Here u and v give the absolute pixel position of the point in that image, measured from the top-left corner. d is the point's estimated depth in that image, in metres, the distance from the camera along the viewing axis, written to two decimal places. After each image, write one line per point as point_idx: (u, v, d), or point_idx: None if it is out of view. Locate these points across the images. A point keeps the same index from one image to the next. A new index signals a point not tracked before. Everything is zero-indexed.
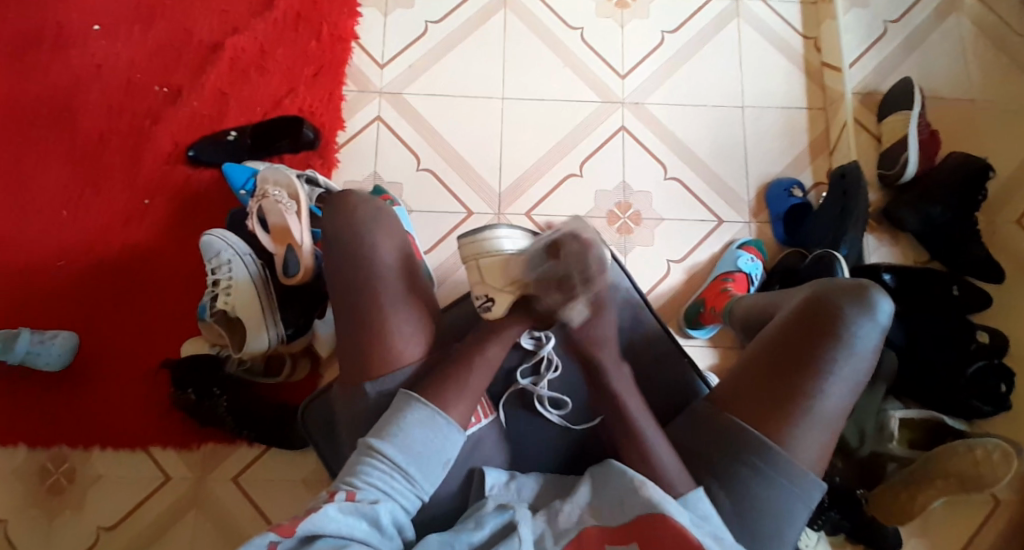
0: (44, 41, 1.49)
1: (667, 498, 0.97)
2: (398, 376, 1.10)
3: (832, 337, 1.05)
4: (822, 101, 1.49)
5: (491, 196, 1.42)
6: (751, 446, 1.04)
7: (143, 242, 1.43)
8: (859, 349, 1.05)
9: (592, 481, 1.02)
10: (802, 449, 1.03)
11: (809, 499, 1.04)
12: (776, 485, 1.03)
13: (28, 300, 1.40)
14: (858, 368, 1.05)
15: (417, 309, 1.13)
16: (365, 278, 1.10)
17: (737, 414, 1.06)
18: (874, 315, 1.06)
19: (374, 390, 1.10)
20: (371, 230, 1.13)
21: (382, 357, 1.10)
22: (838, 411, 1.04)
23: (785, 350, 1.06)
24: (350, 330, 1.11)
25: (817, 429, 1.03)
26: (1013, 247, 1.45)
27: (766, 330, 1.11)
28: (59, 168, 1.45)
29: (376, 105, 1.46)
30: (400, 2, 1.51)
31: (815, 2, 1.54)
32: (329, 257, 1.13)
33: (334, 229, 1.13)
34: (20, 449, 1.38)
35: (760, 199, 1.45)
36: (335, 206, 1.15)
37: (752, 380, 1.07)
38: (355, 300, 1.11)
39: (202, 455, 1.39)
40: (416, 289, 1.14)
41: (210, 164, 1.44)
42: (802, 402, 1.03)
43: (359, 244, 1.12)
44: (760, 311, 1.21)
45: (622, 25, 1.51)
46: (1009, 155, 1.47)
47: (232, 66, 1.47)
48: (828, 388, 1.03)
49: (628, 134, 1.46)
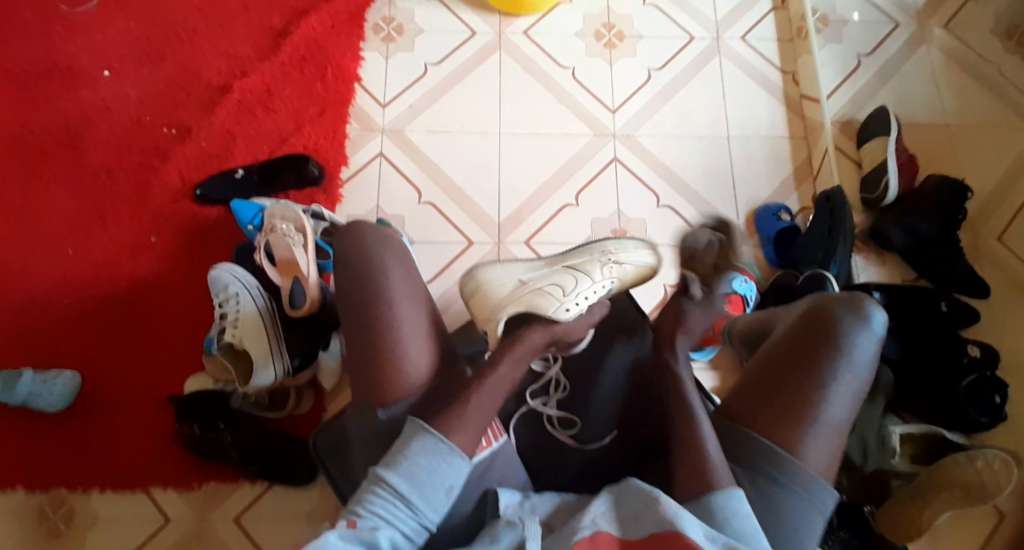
0: (53, 86, 1.54)
1: (681, 512, 0.96)
2: (410, 398, 1.10)
3: (831, 345, 1.07)
4: (804, 129, 1.57)
5: (491, 225, 1.46)
6: (762, 453, 1.04)
7: (148, 278, 1.44)
8: (858, 357, 1.07)
9: (609, 495, 1.01)
10: (811, 456, 1.04)
11: (823, 508, 1.04)
12: (789, 493, 1.03)
13: (32, 337, 1.40)
14: (858, 376, 1.06)
15: (425, 330, 1.14)
16: (374, 301, 1.11)
17: (743, 424, 1.07)
18: (869, 325, 1.08)
19: (385, 414, 1.10)
20: (382, 254, 1.14)
21: (394, 380, 1.10)
22: (843, 418, 1.05)
23: (789, 358, 1.08)
24: (362, 351, 1.11)
25: (824, 435, 1.04)
26: (995, 263, 1.51)
27: (766, 344, 1.13)
28: (65, 208, 1.47)
29: (378, 142, 1.51)
30: (400, 45, 1.58)
31: (791, 38, 1.63)
32: (337, 283, 1.14)
33: (345, 254, 1.15)
34: (18, 491, 1.35)
35: (750, 223, 1.51)
36: (343, 234, 1.18)
37: (757, 391, 1.08)
38: (365, 322, 1.11)
39: (203, 493, 1.37)
40: (425, 311, 1.15)
41: (218, 201, 1.47)
42: (808, 408, 1.04)
43: (370, 266, 1.13)
44: (756, 328, 1.24)
45: (611, 63, 1.58)
46: (983, 179, 1.54)
47: (238, 107, 1.52)
48: (831, 395, 1.05)
49: (621, 165, 1.52)
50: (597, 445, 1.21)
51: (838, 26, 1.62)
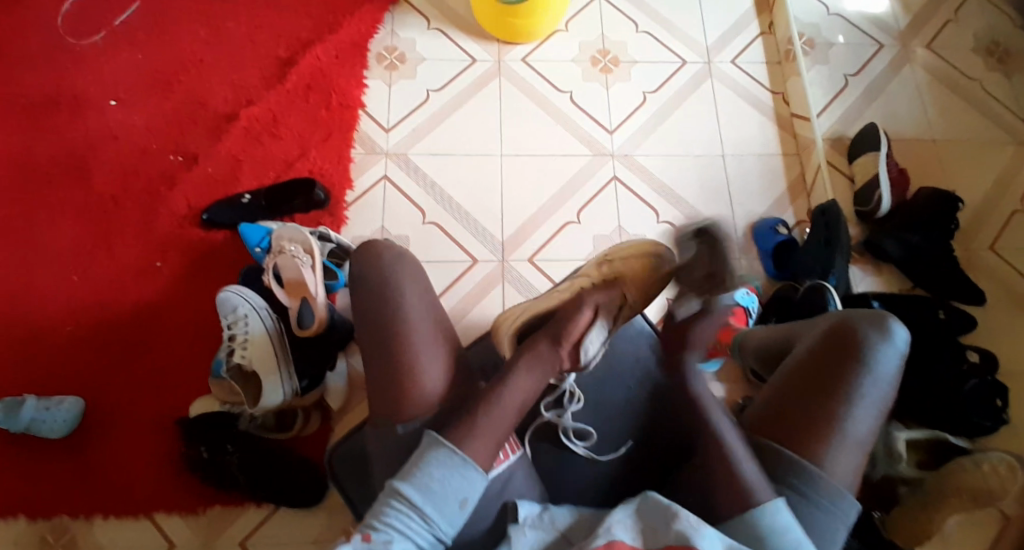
0: (60, 116, 1.57)
1: (699, 528, 0.96)
2: (425, 414, 1.10)
3: (856, 359, 1.08)
4: (796, 147, 1.61)
5: (495, 244, 1.49)
6: (788, 465, 1.05)
7: (155, 303, 1.45)
8: (882, 370, 1.08)
9: (626, 505, 1.01)
10: (835, 470, 1.05)
11: (847, 519, 1.05)
12: (815, 505, 1.04)
13: (36, 364, 1.40)
14: (882, 390, 1.08)
15: (441, 345, 1.14)
16: (391, 315, 1.12)
17: (770, 437, 1.08)
18: (892, 340, 1.10)
19: (404, 428, 1.10)
20: (398, 270, 1.15)
21: (409, 396, 1.10)
22: (867, 432, 1.07)
23: (814, 373, 1.09)
24: (379, 364, 1.12)
25: (850, 448, 1.06)
26: (990, 272, 1.54)
27: (790, 358, 1.14)
28: (72, 235, 1.48)
29: (382, 165, 1.54)
30: (402, 73, 1.62)
31: (780, 61, 1.69)
32: (357, 301, 1.14)
33: (362, 273, 1.16)
34: (20, 519, 1.33)
35: (748, 237, 1.54)
36: (362, 252, 1.18)
37: (782, 405, 1.09)
38: (382, 339, 1.12)
39: (209, 519, 1.34)
40: (441, 327, 1.15)
41: (224, 225, 1.49)
42: (833, 423, 1.06)
43: (387, 284, 1.13)
44: (774, 341, 1.25)
45: (607, 87, 1.63)
46: (972, 191, 1.58)
47: (245, 134, 1.55)
48: (856, 410, 1.06)
49: (620, 183, 1.55)
50: (612, 456, 1.23)
51: (824, 49, 1.69)
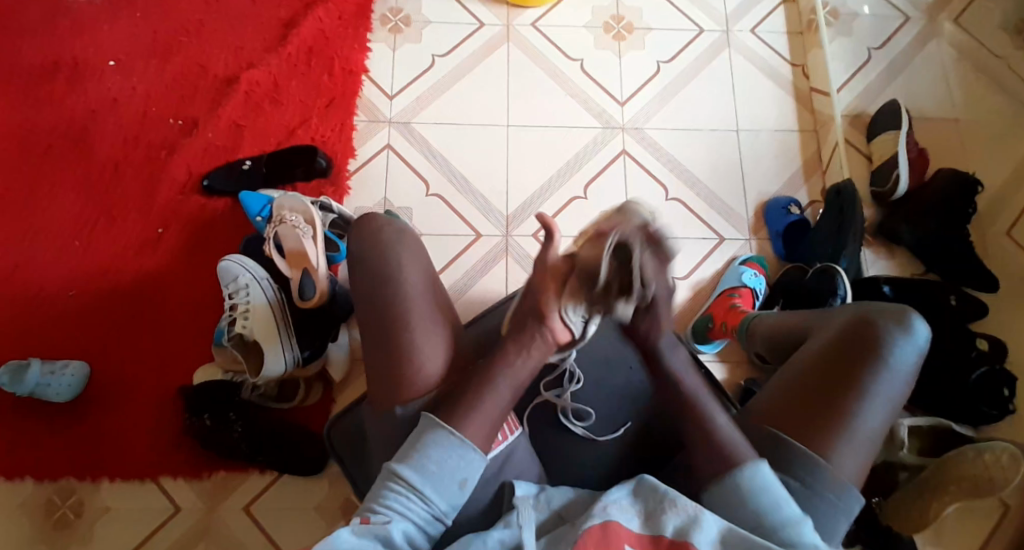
0: (60, 76, 1.54)
1: (698, 510, 0.96)
2: (425, 397, 1.06)
3: (873, 355, 1.06)
4: (813, 124, 1.57)
5: (500, 217, 1.47)
6: (796, 460, 1.03)
7: (156, 271, 1.44)
8: (899, 368, 1.06)
9: (624, 487, 1.01)
10: (842, 464, 1.03)
11: (850, 514, 1.03)
12: (819, 498, 1.02)
13: (40, 328, 1.40)
14: (897, 388, 1.05)
15: (442, 329, 1.10)
16: (391, 299, 1.08)
17: (780, 429, 1.06)
18: (913, 337, 1.07)
19: (402, 411, 1.06)
20: (398, 251, 1.11)
21: (408, 380, 1.07)
22: (878, 428, 1.05)
23: (830, 366, 1.07)
24: (378, 350, 1.08)
25: (859, 444, 1.04)
26: (1006, 258, 1.49)
27: (805, 349, 1.12)
28: (75, 198, 1.47)
29: (386, 133, 1.52)
30: (408, 37, 1.58)
31: (800, 32, 1.63)
32: (356, 279, 1.11)
33: (361, 251, 1.13)
34: (27, 481, 1.34)
35: (759, 216, 1.51)
36: (357, 229, 1.14)
37: (795, 396, 1.08)
38: (383, 323, 1.08)
39: (214, 483, 1.35)
40: (443, 307, 1.12)
41: (224, 193, 1.47)
42: (845, 419, 1.04)
43: (387, 266, 1.09)
44: (788, 331, 1.21)
45: (620, 56, 1.59)
46: (994, 172, 1.53)
47: (247, 99, 1.53)
48: (869, 406, 1.04)
49: (630, 157, 1.52)
50: (611, 437, 1.23)
51: (848, 20, 1.63)
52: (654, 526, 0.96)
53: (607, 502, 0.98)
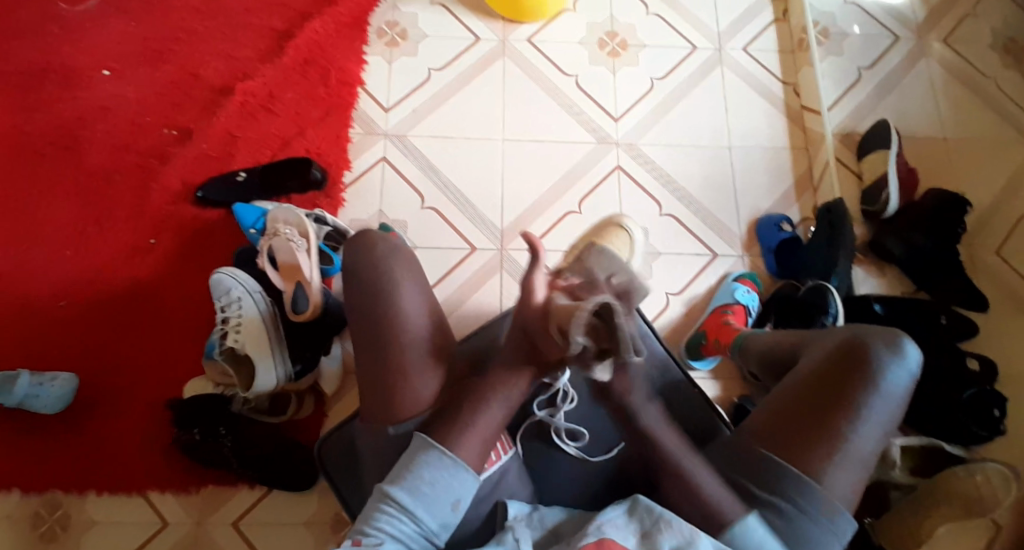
0: (52, 84, 1.53)
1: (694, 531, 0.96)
2: (419, 417, 1.06)
3: (865, 377, 1.06)
4: (804, 141, 1.58)
5: (495, 232, 1.47)
6: (788, 479, 1.04)
7: (146, 282, 1.42)
8: (891, 389, 1.06)
9: (621, 506, 1.00)
10: (834, 486, 1.04)
11: (841, 534, 1.04)
12: (811, 519, 1.03)
13: (28, 339, 1.38)
14: (890, 410, 1.06)
15: (439, 346, 1.10)
16: (384, 315, 1.07)
17: (772, 447, 1.07)
18: (905, 359, 1.08)
19: (396, 430, 1.06)
20: (391, 263, 1.09)
21: (402, 399, 1.06)
22: (869, 450, 1.05)
23: (823, 386, 1.07)
24: (373, 365, 1.07)
25: (851, 465, 1.04)
26: (994, 277, 1.51)
27: (798, 368, 1.13)
28: (64, 207, 1.46)
29: (381, 146, 1.51)
30: (404, 50, 1.58)
31: (793, 51, 1.65)
32: (347, 293, 1.09)
33: (354, 264, 1.10)
34: (12, 494, 1.32)
35: (751, 233, 1.52)
36: (353, 242, 1.11)
37: (787, 415, 1.08)
38: (377, 338, 1.07)
39: (203, 497, 1.33)
40: (437, 321, 1.11)
41: (217, 204, 1.46)
42: (837, 441, 1.04)
43: (381, 280, 1.07)
44: (781, 349, 1.22)
45: (614, 72, 1.59)
46: (982, 192, 1.55)
47: (240, 109, 1.52)
48: (861, 427, 1.05)
49: (623, 172, 1.53)
50: (603, 457, 1.22)
51: (839, 39, 1.65)
52: (651, 542, 0.96)
53: (603, 520, 0.98)
